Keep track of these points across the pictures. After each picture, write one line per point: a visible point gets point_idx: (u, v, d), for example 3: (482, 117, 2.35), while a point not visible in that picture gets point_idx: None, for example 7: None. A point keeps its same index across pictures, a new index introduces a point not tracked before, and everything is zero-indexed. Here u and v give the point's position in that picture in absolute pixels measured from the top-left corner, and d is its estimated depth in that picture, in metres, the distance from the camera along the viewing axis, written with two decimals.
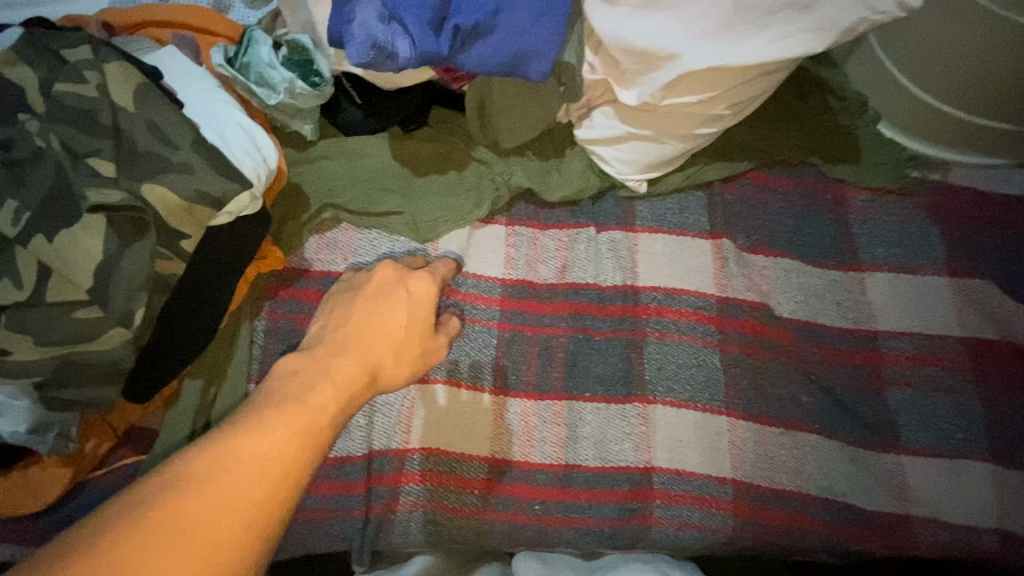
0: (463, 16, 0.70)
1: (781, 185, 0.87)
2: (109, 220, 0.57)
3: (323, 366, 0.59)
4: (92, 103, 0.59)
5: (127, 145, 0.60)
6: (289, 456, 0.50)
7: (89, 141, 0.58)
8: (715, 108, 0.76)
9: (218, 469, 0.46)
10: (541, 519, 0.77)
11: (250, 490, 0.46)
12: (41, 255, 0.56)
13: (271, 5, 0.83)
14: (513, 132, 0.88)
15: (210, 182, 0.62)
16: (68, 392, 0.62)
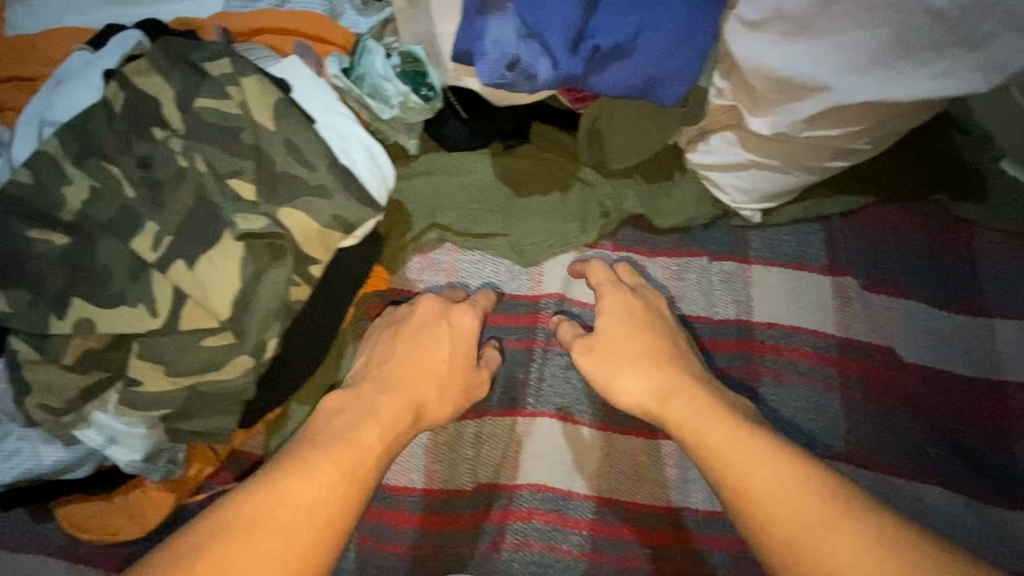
0: (603, 36, 0.66)
1: (904, 223, 0.82)
2: (249, 246, 0.55)
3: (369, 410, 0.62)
4: (234, 120, 0.56)
5: (265, 166, 0.56)
6: (331, 493, 0.54)
7: (231, 161, 0.55)
8: (856, 143, 0.72)
9: (268, 513, 0.52)
10: (651, 564, 0.75)
11: (293, 530, 0.51)
12: (179, 280, 0.53)
13: (382, 12, 0.79)
14: (624, 154, 0.84)
15: (346, 208, 0.59)
16: (190, 424, 0.58)
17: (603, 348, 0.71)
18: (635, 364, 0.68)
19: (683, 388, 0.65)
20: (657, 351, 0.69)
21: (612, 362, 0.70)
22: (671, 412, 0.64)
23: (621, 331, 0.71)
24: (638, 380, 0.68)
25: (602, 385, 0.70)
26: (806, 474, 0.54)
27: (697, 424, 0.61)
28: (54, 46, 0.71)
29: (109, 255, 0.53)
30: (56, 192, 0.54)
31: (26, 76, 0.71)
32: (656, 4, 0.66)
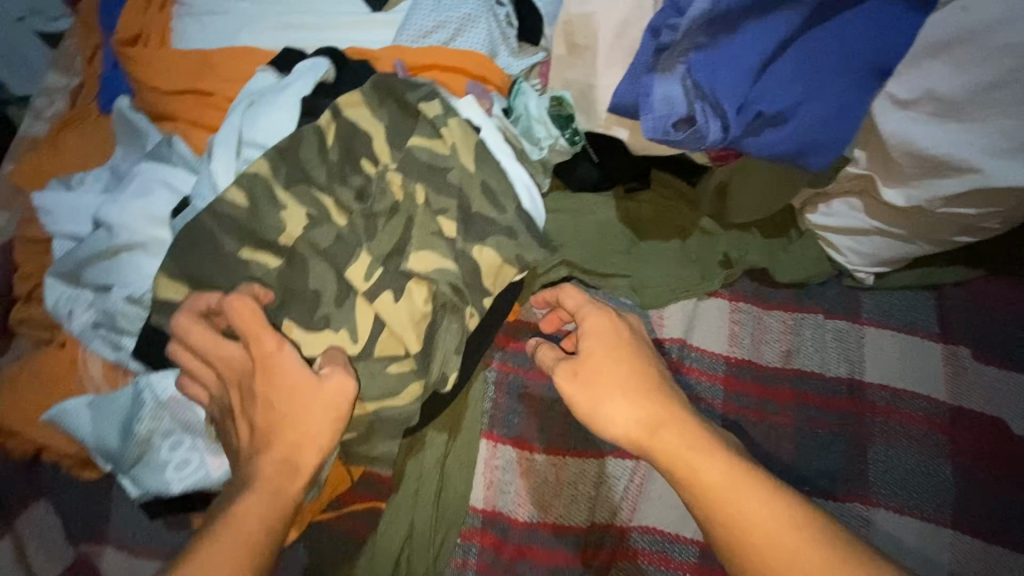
0: (769, 103, 0.70)
1: (1010, 299, 0.86)
2: (433, 292, 0.61)
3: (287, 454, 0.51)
4: (443, 160, 0.62)
5: (464, 205, 0.62)
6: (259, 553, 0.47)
7: (439, 199, 0.61)
8: (986, 223, 0.76)
9: (226, 524, 0.47)
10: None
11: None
12: (379, 309, 0.59)
13: (535, 57, 0.81)
14: (746, 209, 0.87)
15: (527, 248, 0.62)
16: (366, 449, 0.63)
17: (587, 374, 0.63)
18: (625, 390, 0.62)
19: (674, 418, 0.61)
20: (640, 376, 0.63)
21: (600, 391, 0.62)
22: (665, 447, 0.59)
23: (602, 361, 0.63)
24: (627, 409, 0.61)
25: (585, 412, 0.62)
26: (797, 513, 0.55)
27: (687, 457, 0.58)
28: (230, 62, 0.73)
29: (320, 279, 0.59)
30: (273, 214, 0.59)
31: (201, 89, 0.72)
32: (823, 78, 0.70)
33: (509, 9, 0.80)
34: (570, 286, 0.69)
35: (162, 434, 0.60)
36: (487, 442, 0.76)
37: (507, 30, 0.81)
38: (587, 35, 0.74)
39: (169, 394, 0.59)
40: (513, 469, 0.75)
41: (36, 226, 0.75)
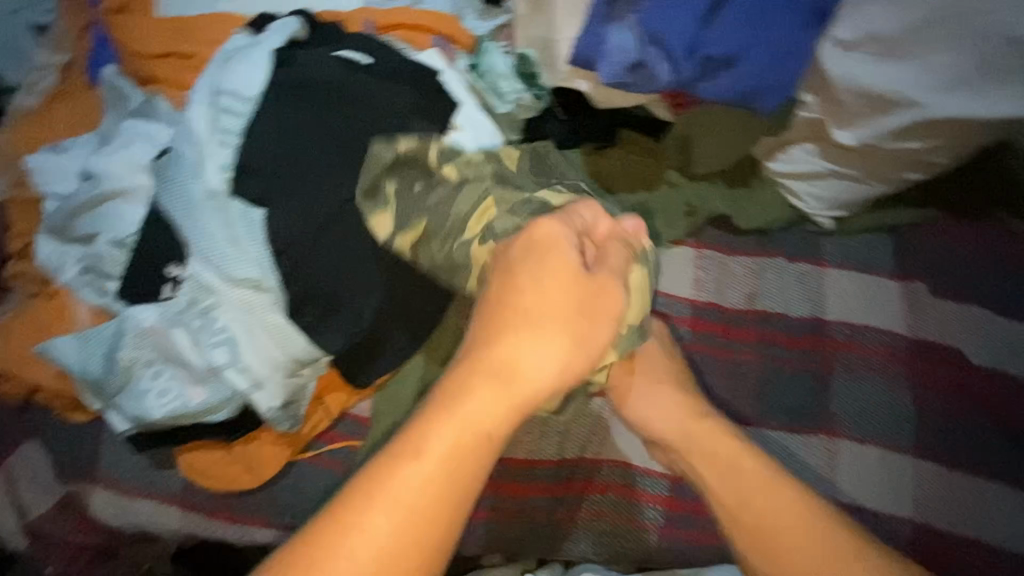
0: (717, 46, 0.73)
1: (970, 240, 0.89)
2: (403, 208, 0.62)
3: (503, 370, 0.48)
4: (401, 93, 0.67)
5: (424, 131, 0.66)
6: (444, 482, 0.45)
7: (403, 128, 0.65)
8: (934, 156, 0.79)
9: (402, 475, 0.44)
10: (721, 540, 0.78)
11: (398, 549, 0.43)
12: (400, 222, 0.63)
13: (499, 19, 0.86)
14: (708, 158, 0.91)
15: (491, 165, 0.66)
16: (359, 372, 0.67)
17: (527, 311, 0.50)
18: (565, 324, 0.51)
19: (721, 447, 0.66)
20: (700, 417, 0.69)
21: (539, 327, 0.50)
22: (704, 455, 0.67)
23: (519, 348, 0.49)
24: (557, 368, 0.49)
25: (505, 360, 0.49)
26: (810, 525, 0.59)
27: (741, 484, 0.63)
28: (209, 26, 0.77)
29: (296, 209, 0.63)
30: (251, 156, 0.64)
31: (183, 52, 0.77)
32: (767, 21, 0.74)
33: None
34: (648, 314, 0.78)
35: (144, 364, 0.64)
36: None
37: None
38: None
39: (148, 325, 0.63)
40: None
41: (30, 188, 0.79)
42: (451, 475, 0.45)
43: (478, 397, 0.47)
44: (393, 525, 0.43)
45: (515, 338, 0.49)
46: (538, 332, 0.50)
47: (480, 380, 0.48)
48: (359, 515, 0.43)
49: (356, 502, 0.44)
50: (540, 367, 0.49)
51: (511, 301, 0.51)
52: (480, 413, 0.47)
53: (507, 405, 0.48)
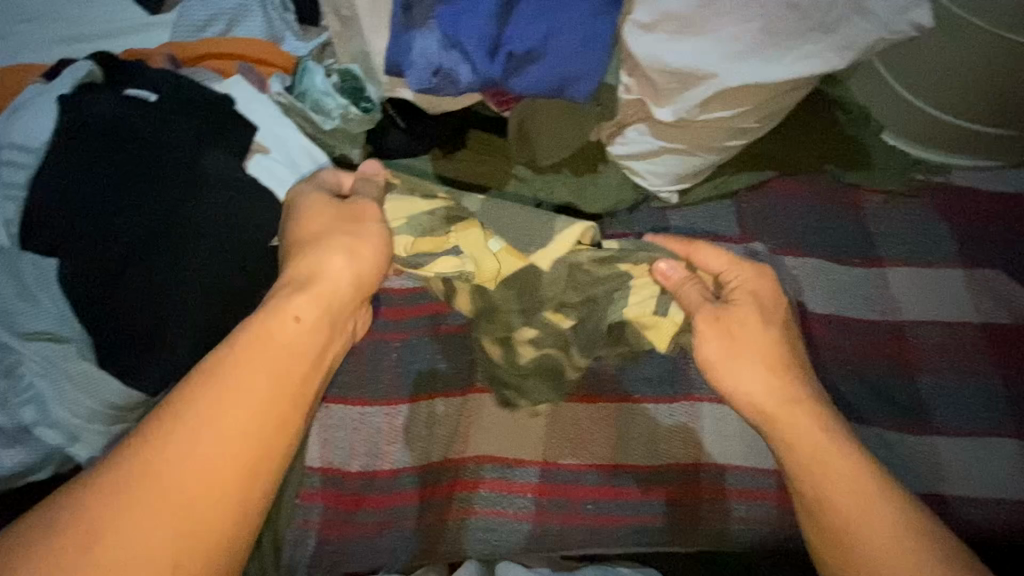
0: (516, 42, 0.75)
1: (805, 194, 0.94)
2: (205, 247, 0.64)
3: (309, 277, 0.61)
4: (189, 128, 0.67)
5: (217, 165, 0.66)
6: (282, 369, 0.56)
7: (193, 164, 0.66)
8: (745, 122, 0.83)
9: (232, 384, 0.54)
10: (598, 518, 0.80)
11: (251, 419, 0.53)
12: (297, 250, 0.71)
13: (321, 38, 0.86)
14: (551, 150, 0.93)
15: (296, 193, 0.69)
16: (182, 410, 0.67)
17: (311, 234, 0.64)
18: (343, 234, 0.64)
19: (807, 435, 0.64)
20: (794, 398, 0.66)
21: (321, 240, 0.63)
22: (792, 433, 0.65)
23: (318, 256, 0.62)
24: (346, 260, 0.63)
25: (305, 273, 0.62)
26: (874, 508, 0.60)
27: (822, 466, 0.63)
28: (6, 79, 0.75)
29: (90, 260, 0.63)
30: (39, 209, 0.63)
31: None
32: (562, 11, 0.75)
33: None
34: (758, 273, 0.74)
35: None
36: (329, 405, 0.79)
37: (287, 17, 0.85)
38: (349, 7, 0.79)
39: None
40: (346, 426, 0.79)
41: None
42: (281, 360, 0.57)
43: (294, 299, 0.59)
44: (237, 404, 0.53)
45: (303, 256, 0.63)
46: (330, 243, 0.63)
47: (284, 289, 0.60)
48: (200, 404, 0.53)
49: (211, 420, 0.53)
50: (340, 277, 0.63)
51: (308, 246, 0.63)
52: (293, 309, 0.59)
53: (315, 299, 0.60)
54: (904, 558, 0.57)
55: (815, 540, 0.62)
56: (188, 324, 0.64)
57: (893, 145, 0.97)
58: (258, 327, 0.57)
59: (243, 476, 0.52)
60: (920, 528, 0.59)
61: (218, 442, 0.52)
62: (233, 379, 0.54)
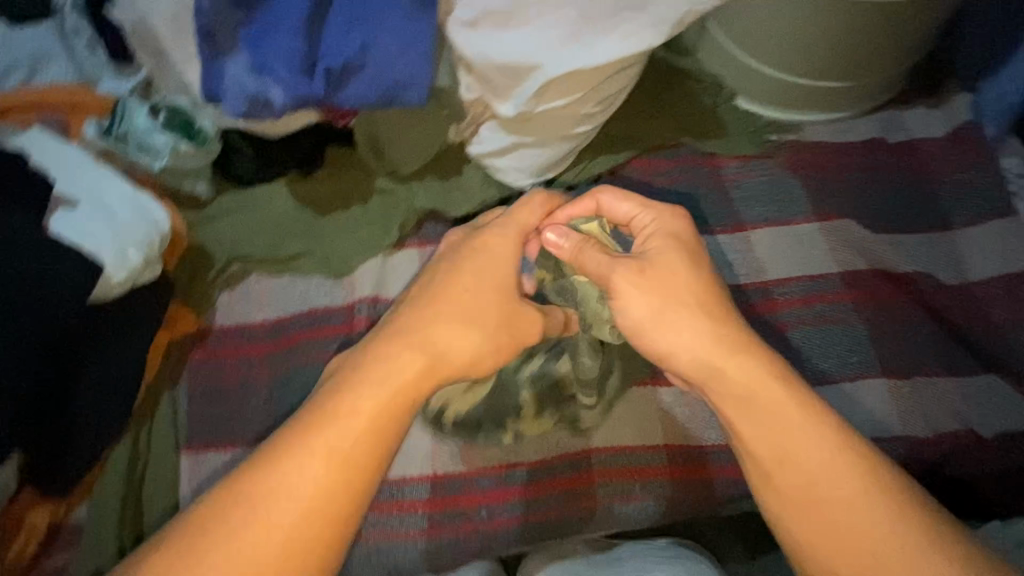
0: (330, 57, 0.73)
1: (667, 167, 0.95)
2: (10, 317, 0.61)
3: (423, 341, 0.57)
4: None
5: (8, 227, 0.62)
6: (372, 425, 0.51)
7: None
8: (586, 107, 0.83)
9: (274, 489, 0.47)
10: (514, 518, 0.79)
11: (331, 477, 0.48)
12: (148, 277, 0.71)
13: (140, 73, 0.81)
14: (407, 156, 0.91)
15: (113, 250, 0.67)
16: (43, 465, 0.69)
17: (445, 293, 0.61)
18: (471, 289, 0.61)
19: (758, 388, 0.56)
20: (743, 350, 0.58)
21: (436, 300, 0.60)
22: (744, 411, 0.56)
23: (430, 323, 0.58)
24: (459, 321, 0.59)
25: (428, 337, 0.58)
26: (844, 468, 0.52)
27: (777, 435, 0.54)
28: None
29: None
30: None
31: None
32: (374, 20, 0.73)
33: (88, 35, 0.80)
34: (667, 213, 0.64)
35: None
36: (187, 454, 0.77)
37: (97, 55, 0.81)
38: (153, 39, 0.75)
39: None
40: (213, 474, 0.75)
41: None
42: (367, 416, 0.51)
43: (409, 360, 0.55)
44: (322, 474, 0.48)
45: (427, 313, 0.59)
46: (441, 310, 0.60)
47: (392, 343, 0.56)
48: (285, 463, 0.48)
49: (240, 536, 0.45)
50: (461, 343, 0.59)
51: (454, 284, 0.61)
52: (394, 364, 0.54)
53: (421, 351, 0.56)
54: (867, 523, 0.50)
55: (769, 512, 0.55)
56: (5, 399, 0.61)
57: (747, 110, 0.99)
58: (358, 382, 0.52)
59: (308, 541, 0.46)
60: (888, 482, 0.52)
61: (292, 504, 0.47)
62: (358, 427, 0.50)
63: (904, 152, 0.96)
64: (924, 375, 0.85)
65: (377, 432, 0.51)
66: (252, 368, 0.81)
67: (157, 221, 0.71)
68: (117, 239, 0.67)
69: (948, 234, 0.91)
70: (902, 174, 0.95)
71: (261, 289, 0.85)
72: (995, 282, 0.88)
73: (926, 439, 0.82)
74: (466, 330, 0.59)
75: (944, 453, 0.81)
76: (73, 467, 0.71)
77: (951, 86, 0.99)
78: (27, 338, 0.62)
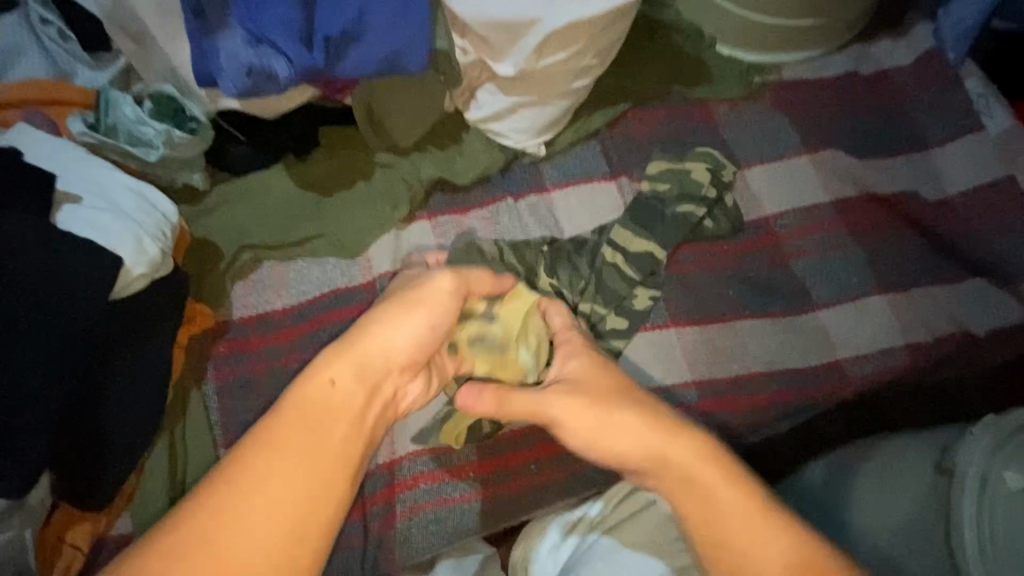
0: (329, 25, 0.71)
1: (659, 118, 0.98)
2: (32, 321, 0.58)
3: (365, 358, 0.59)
4: None
5: (11, 228, 0.59)
6: (310, 421, 0.54)
7: None
8: (585, 60, 0.83)
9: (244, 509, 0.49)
10: (478, 493, 0.78)
11: (290, 478, 0.51)
12: (165, 268, 0.70)
13: (118, 62, 0.78)
14: (409, 129, 0.87)
15: (124, 242, 0.64)
16: (78, 479, 0.65)
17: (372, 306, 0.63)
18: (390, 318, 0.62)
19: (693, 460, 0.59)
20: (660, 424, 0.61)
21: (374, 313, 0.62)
22: (672, 454, 0.59)
23: (365, 334, 0.61)
24: (404, 335, 0.62)
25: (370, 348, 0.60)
26: (765, 522, 0.55)
27: (707, 497, 0.57)
28: None
29: None
30: None
31: None
32: None
33: (58, 24, 0.77)
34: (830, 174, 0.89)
35: None
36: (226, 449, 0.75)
37: (71, 45, 0.77)
38: (135, 22, 0.72)
39: None
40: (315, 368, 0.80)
41: None
42: (318, 409, 0.55)
43: (334, 369, 0.58)
44: (290, 493, 0.50)
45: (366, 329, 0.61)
46: (375, 320, 0.62)
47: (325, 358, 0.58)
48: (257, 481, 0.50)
49: (215, 542, 0.47)
50: (387, 351, 0.61)
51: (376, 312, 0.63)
52: (323, 372, 0.57)
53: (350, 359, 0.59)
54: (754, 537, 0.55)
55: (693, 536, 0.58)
56: (33, 405, 0.58)
57: (728, 55, 1.02)
58: (296, 392, 0.56)
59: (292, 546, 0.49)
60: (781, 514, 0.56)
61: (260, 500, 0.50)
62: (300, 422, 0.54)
63: (876, 84, 1.02)
64: (919, 286, 0.91)
65: (328, 459, 0.53)
66: (279, 356, 0.80)
67: (165, 211, 0.69)
68: (130, 231, 0.65)
69: (923, 155, 0.98)
70: (877, 104, 1.00)
71: (274, 276, 0.83)
72: (970, 195, 0.95)
73: (927, 344, 0.88)
74: (396, 339, 0.61)
75: (943, 355, 0.88)
76: (109, 474, 0.66)
77: (912, 18, 1.05)
78: (55, 336, 0.59)
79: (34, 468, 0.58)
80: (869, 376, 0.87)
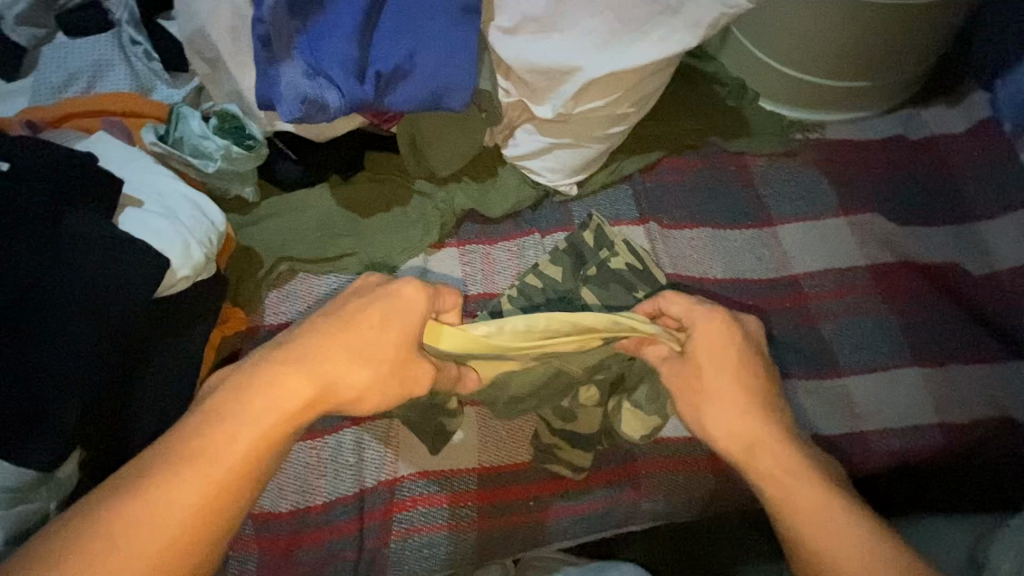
0: (381, 62, 0.76)
1: (695, 166, 0.99)
2: (81, 312, 0.63)
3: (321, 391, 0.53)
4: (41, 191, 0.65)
5: (76, 226, 0.65)
6: (253, 430, 0.50)
7: (51, 227, 0.64)
8: (623, 107, 0.86)
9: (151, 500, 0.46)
10: (473, 522, 0.79)
11: (195, 486, 0.47)
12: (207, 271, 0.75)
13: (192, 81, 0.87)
14: (448, 161, 0.91)
15: (173, 246, 0.70)
16: (102, 462, 0.70)
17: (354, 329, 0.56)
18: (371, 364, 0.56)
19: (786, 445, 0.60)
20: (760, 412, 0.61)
21: (348, 358, 0.55)
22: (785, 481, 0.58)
23: (318, 348, 0.54)
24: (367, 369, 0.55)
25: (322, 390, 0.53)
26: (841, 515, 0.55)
27: (816, 510, 0.56)
28: None
29: None
30: None
31: None
32: (420, 27, 0.77)
33: (145, 45, 0.86)
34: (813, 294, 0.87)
35: None
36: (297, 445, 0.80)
37: (153, 64, 0.86)
38: (209, 48, 0.80)
39: None
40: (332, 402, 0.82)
41: None
42: (267, 412, 0.51)
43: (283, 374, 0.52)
44: (193, 497, 0.47)
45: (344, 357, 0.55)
46: (340, 344, 0.55)
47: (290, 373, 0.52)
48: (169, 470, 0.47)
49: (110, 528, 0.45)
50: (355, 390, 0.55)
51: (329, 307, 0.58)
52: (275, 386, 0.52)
53: (315, 389, 0.53)
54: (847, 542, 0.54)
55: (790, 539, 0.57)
56: (72, 389, 0.62)
57: (770, 110, 1.02)
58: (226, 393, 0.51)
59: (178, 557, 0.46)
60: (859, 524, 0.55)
61: (172, 498, 0.47)
62: (236, 452, 0.49)
63: (924, 149, 1.00)
64: (958, 362, 0.86)
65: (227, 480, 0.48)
66: None
67: (214, 220, 0.75)
68: (181, 236, 0.71)
69: (971, 226, 0.94)
70: (921, 170, 0.98)
71: (307, 287, 0.88)
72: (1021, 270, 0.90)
73: (962, 424, 0.84)
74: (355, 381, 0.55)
75: (980, 437, 0.83)
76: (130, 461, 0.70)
77: (967, 86, 1.03)
78: (105, 325, 0.65)
79: (66, 446, 0.63)
80: (894, 450, 0.83)
